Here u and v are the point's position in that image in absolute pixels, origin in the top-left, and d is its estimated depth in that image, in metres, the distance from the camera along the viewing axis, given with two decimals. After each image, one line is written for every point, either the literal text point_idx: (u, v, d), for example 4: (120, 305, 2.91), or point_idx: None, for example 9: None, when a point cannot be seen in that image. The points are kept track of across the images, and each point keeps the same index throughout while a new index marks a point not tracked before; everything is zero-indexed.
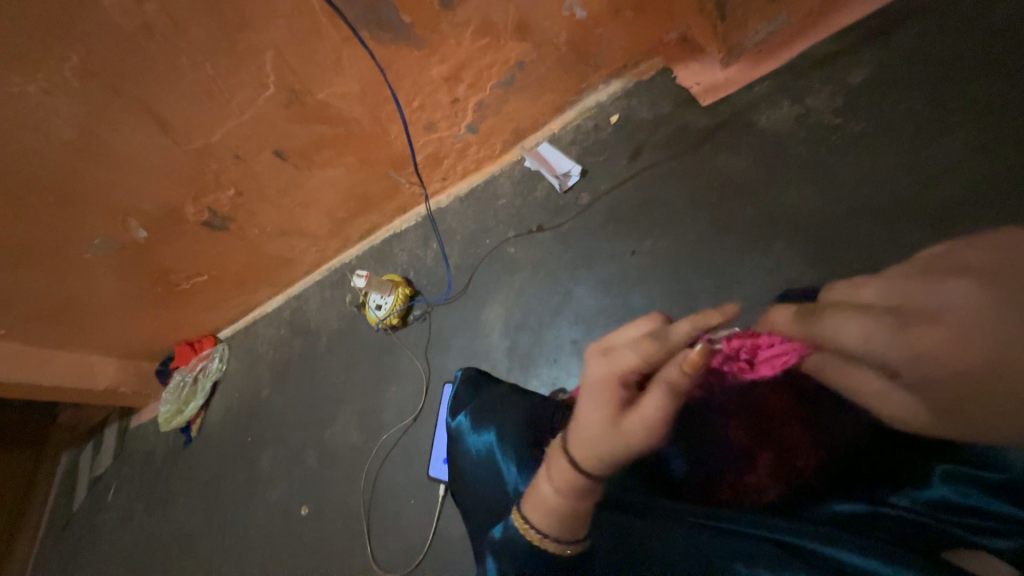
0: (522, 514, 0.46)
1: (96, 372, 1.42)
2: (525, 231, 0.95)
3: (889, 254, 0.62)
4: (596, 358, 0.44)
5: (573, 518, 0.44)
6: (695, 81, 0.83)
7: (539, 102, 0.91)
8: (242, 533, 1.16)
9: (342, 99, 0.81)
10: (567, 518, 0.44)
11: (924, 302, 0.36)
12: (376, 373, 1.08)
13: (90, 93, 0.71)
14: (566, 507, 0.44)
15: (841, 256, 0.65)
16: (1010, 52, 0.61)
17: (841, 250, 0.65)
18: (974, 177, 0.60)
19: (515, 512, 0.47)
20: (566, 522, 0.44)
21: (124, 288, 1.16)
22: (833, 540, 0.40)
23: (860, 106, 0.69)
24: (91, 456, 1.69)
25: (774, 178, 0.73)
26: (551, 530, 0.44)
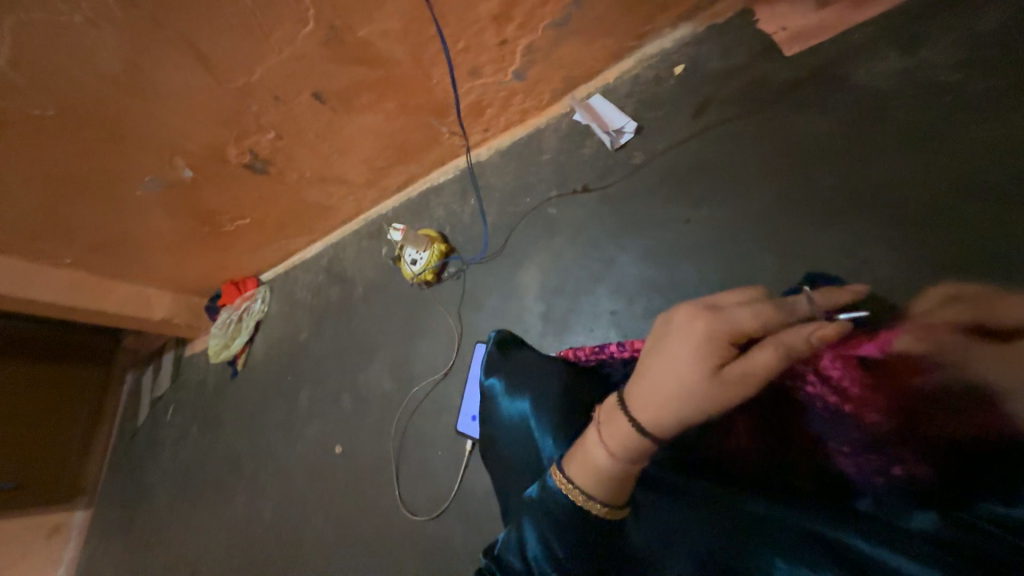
0: (566, 474, 0.48)
1: (152, 303, 1.52)
2: (569, 191, 0.90)
3: (994, 240, 0.54)
4: (698, 313, 0.45)
5: (618, 480, 0.46)
6: (780, 26, 0.72)
7: (594, 47, 0.83)
8: (283, 462, 1.26)
9: (383, 38, 0.76)
10: (615, 479, 0.45)
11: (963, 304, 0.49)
12: (409, 327, 1.09)
13: (133, 26, 0.69)
14: (611, 471, 0.45)
15: (931, 241, 0.57)
16: None
17: (931, 234, 0.57)
18: None
19: (556, 472, 0.49)
20: (611, 481, 0.46)
21: (174, 226, 1.20)
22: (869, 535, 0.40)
23: (986, 60, 0.57)
24: (152, 378, 1.86)
25: (861, 143, 0.64)
26: (591, 489, 0.46)
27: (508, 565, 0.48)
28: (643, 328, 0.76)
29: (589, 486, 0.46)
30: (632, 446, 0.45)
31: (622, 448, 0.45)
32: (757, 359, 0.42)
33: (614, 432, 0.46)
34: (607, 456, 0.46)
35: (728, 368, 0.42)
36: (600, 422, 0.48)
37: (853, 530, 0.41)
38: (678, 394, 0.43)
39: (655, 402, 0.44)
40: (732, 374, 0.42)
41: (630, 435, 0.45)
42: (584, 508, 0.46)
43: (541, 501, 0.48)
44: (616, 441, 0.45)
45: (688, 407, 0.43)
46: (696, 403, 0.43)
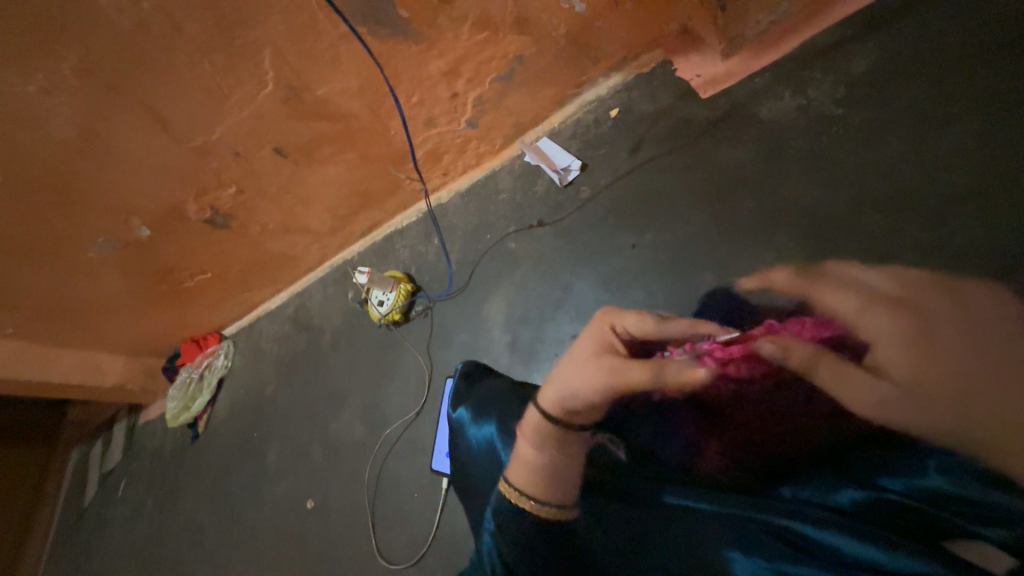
0: (508, 479, 0.53)
1: (103, 369, 1.44)
2: (526, 226, 0.95)
3: (888, 245, 0.62)
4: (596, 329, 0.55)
5: (549, 476, 0.51)
6: (696, 73, 0.82)
7: (538, 96, 0.91)
8: (250, 527, 1.18)
9: (341, 95, 0.81)
10: (541, 471, 0.52)
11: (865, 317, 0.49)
12: (379, 368, 1.09)
13: (89, 92, 0.71)
14: (536, 463, 0.52)
15: (841, 249, 0.64)
16: (1017, 38, 0.60)
17: (841, 243, 0.65)
18: (977, 166, 0.59)
19: (499, 479, 0.55)
20: (539, 474, 0.52)
21: (128, 285, 1.17)
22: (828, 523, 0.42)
23: (861, 96, 0.68)
24: (102, 452, 1.72)
25: (775, 169, 0.72)
26: (525, 486, 0.52)
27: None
28: None
29: (524, 484, 0.52)
30: (545, 432, 0.52)
31: (546, 440, 0.52)
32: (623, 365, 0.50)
33: (529, 427, 0.54)
34: (532, 450, 0.53)
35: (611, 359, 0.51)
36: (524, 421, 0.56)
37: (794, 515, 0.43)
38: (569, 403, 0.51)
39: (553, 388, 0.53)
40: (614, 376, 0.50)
41: (544, 424, 0.53)
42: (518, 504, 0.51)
43: (499, 523, 0.53)
44: (536, 433, 0.53)
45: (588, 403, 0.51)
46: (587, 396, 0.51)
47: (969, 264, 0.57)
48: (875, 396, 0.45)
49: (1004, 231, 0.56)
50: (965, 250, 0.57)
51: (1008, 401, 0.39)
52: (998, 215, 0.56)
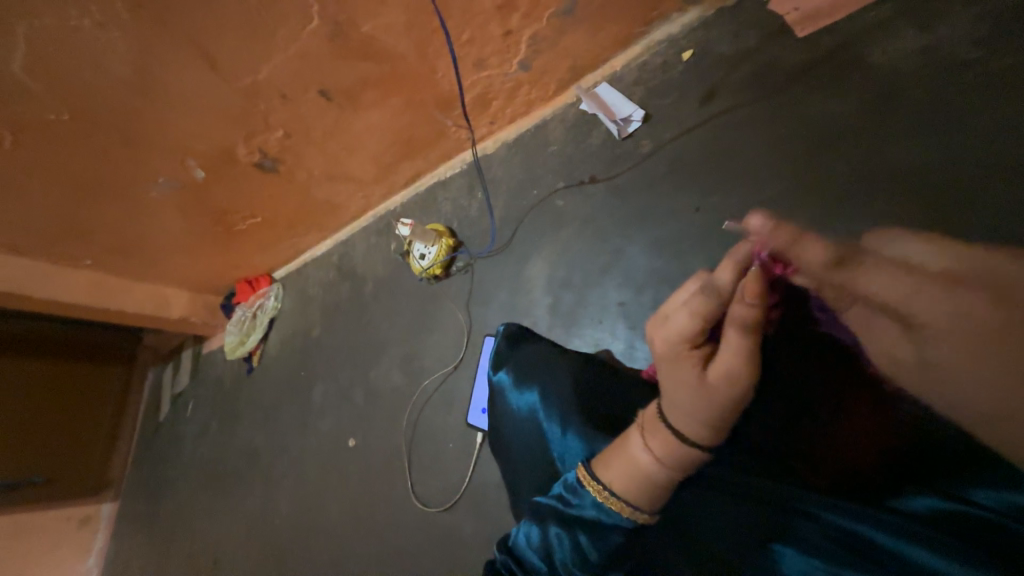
0: (619, 494, 0.46)
1: (171, 303, 1.56)
2: (576, 182, 0.89)
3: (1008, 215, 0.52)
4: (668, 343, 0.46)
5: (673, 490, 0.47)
6: (794, 6, 0.70)
7: (601, 34, 0.81)
8: (299, 454, 1.29)
9: (387, 32, 0.76)
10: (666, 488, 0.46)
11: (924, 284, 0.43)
12: (419, 321, 1.10)
13: (142, 29, 0.70)
14: (662, 480, 0.46)
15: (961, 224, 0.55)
16: None
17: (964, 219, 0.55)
18: None
19: (593, 484, 0.48)
20: (654, 492, 0.46)
21: (188, 226, 1.23)
22: (902, 533, 0.40)
23: (1014, 33, 0.55)
24: (172, 375, 1.91)
25: (878, 125, 0.62)
26: (646, 505, 0.46)
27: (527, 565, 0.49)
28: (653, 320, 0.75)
29: (637, 500, 0.46)
30: (682, 456, 0.45)
31: (677, 461, 0.45)
32: (728, 344, 0.43)
33: (666, 452, 0.45)
34: (659, 468, 0.46)
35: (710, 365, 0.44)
36: (641, 426, 0.48)
37: (872, 522, 0.41)
38: (704, 386, 0.44)
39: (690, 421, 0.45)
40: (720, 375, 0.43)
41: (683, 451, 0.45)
42: (628, 519, 0.46)
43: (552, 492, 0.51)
44: (670, 459, 0.46)
45: (720, 415, 0.44)
46: (727, 403, 0.43)
47: None
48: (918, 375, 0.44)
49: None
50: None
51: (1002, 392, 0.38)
52: None
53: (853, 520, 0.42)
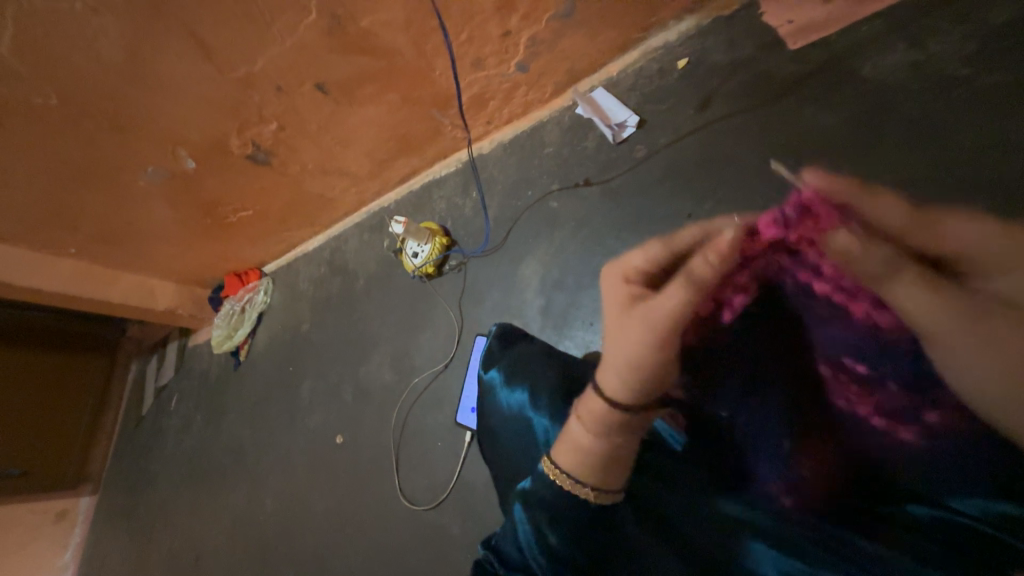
0: (559, 464, 0.50)
1: (157, 294, 1.54)
2: (570, 185, 0.89)
3: None
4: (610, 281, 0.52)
5: (606, 459, 0.48)
6: (787, 19, 0.71)
7: (599, 38, 0.82)
8: (285, 450, 1.28)
9: (385, 28, 0.76)
10: (595, 455, 0.48)
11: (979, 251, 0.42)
12: (411, 318, 1.09)
13: (136, 14, 0.69)
14: (593, 447, 0.48)
15: None
16: None
17: None
18: None
19: (544, 458, 0.51)
20: (592, 464, 0.48)
21: (176, 217, 1.21)
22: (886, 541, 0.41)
23: (996, 54, 0.57)
24: (157, 368, 1.87)
25: (866, 139, 0.63)
26: (580, 472, 0.48)
27: (506, 555, 0.50)
28: None
29: (574, 468, 0.49)
30: (607, 420, 0.48)
31: (602, 425, 0.48)
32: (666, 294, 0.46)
33: (590, 417, 0.49)
34: (591, 436, 0.48)
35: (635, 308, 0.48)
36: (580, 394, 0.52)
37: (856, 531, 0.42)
38: (624, 327, 0.48)
39: (610, 366, 0.49)
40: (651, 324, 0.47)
41: (603, 409, 0.48)
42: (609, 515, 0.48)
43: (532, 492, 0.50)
44: (596, 423, 0.48)
45: (640, 372, 0.47)
46: (643, 351, 0.47)
47: None
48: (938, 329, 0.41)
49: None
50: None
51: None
52: None
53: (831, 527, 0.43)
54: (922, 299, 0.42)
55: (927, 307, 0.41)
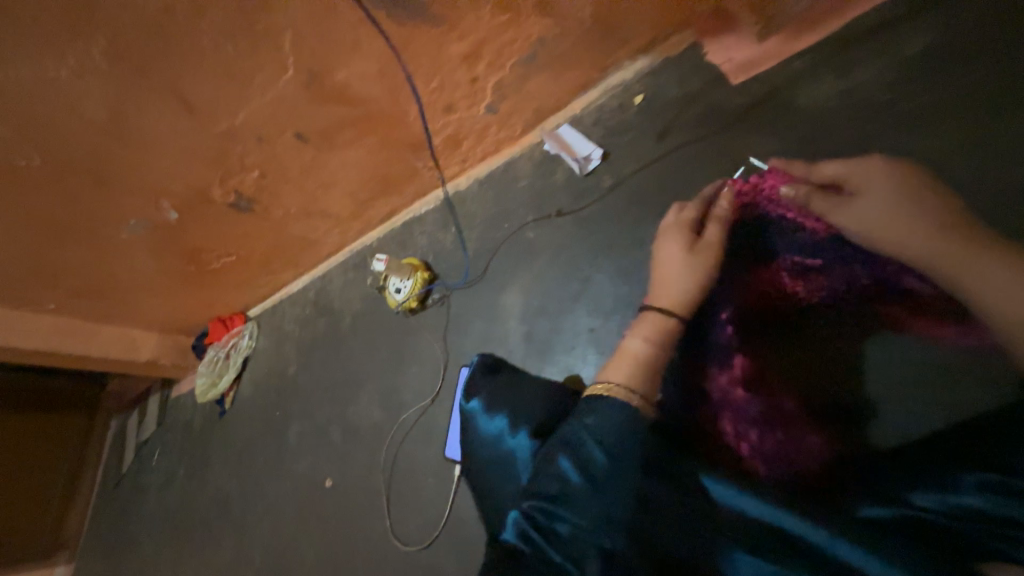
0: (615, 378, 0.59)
1: (138, 345, 1.51)
2: (544, 216, 0.93)
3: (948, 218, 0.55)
4: (679, 222, 0.71)
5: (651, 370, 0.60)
6: (728, 57, 0.78)
7: (561, 80, 0.88)
8: (273, 499, 1.24)
9: (360, 80, 0.81)
10: (648, 363, 0.61)
11: (870, 176, 0.62)
12: (397, 354, 1.10)
13: (121, 77, 0.73)
14: (650, 355, 0.62)
15: None
16: None
17: None
18: None
19: (600, 382, 0.59)
20: (639, 369, 0.60)
21: (159, 266, 1.22)
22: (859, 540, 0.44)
23: (912, 81, 0.64)
24: (137, 423, 1.82)
25: (811, 159, 0.69)
26: (634, 383, 0.58)
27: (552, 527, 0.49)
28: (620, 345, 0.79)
29: (628, 383, 0.58)
30: (664, 335, 0.64)
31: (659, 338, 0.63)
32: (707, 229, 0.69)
33: (648, 332, 0.64)
34: (649, 346, 0.63)
35: (698, 247, 0.68)
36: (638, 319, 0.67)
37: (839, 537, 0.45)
38: (687, 258, 0.68)
39: (671, 284, 0.67)
40: (702, 244, 0.68)
41: (661, 321, 0.65)
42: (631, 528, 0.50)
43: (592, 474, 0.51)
44: (650, 332, 0.64)
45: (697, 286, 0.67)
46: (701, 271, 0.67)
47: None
48: (875, 228, 0.59)
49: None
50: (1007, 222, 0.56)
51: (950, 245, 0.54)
52: None
53: (834, 541, 0.45)
54: (850, 208, 0.61)
55: (864, 216, 0.60)
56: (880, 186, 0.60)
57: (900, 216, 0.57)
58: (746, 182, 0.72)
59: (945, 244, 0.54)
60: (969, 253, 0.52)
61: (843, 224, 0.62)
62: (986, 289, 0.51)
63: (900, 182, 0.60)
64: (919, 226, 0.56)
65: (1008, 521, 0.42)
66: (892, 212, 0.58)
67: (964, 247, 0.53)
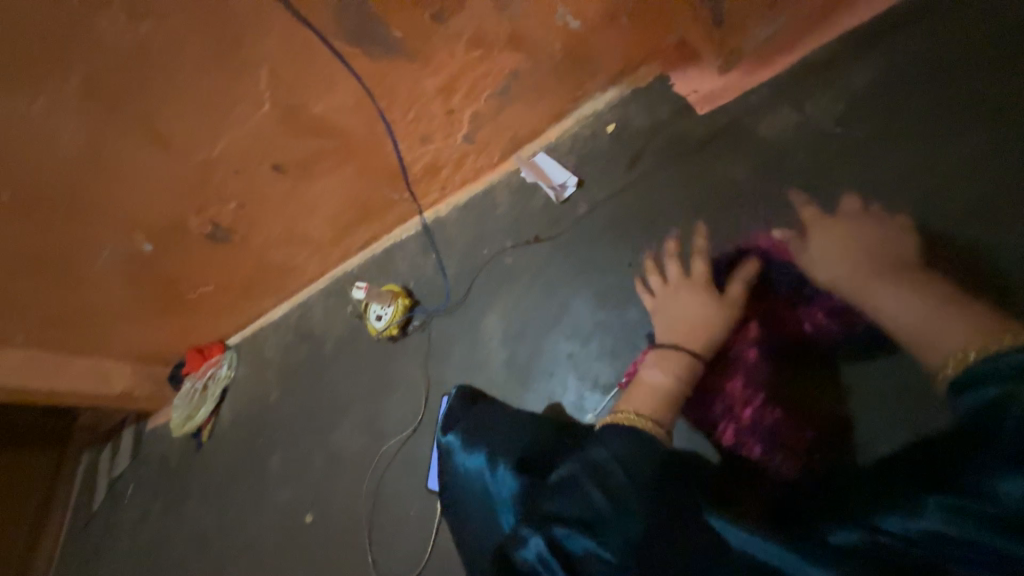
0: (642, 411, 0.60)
1: (112, 376, 1.46)
2: (523, 242, 0.94)
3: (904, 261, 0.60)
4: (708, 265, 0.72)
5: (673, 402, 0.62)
6: (693, 89, 0.82)
7: (536, 110, 0.91)
8: (252, 537, 1.20)
9: (338, 112, 0.83)
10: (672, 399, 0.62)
11: (831, 219, 0.66)
12: (379, 383, 1.09)
13: (92, 112, 0.73)
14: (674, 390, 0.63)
15: None
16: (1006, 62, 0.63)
17: None
18: (972, 185, 0.62)
19: (626, 411, 0.60)
20: (663, 402, 0.61)
21: (133, 297, 1.19)
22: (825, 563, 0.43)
23: (859, 114, 0.70)
24: (109, 459, 1.74)
25: (774, 186, 0.73)
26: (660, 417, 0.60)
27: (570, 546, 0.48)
28: (599, 371, 0.80)
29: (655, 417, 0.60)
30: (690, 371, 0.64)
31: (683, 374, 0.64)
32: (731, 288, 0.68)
33: (673, 367, 0.64)
34: (674, 381, 0.63)
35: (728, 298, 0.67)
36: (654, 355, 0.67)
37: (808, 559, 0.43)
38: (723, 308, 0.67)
39: (706, 333, 0.66)
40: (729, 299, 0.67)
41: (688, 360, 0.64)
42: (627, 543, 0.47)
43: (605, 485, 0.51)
44: (678, 369, 0.64)
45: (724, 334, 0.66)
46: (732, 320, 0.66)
47: (971, 273, 0.60)
48: (828, 271, 0.63)
49: (973, 232, 0.61)
50: (935, 244, 0.62)
51: (887, 288, 0.58)
52: (994, 227, 0.60)
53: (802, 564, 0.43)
54: (809, 251, 0.66)
55: (820, 260, 0.64)
56: (825, 233, 0.66)
57: (840, 244, 0.63)
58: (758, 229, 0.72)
59: (863, 266, 0.61)
60: (877, 275, 0.59)
61: (806, 266, 0.65)
62: (874, 303, 0.59)
63: (852, 210, 0.66)
64: (861, 268, 0.60)
65: (968, 544, 0.39)
66: (838, 256, 0.63)
67: (876, 271, 0.60)
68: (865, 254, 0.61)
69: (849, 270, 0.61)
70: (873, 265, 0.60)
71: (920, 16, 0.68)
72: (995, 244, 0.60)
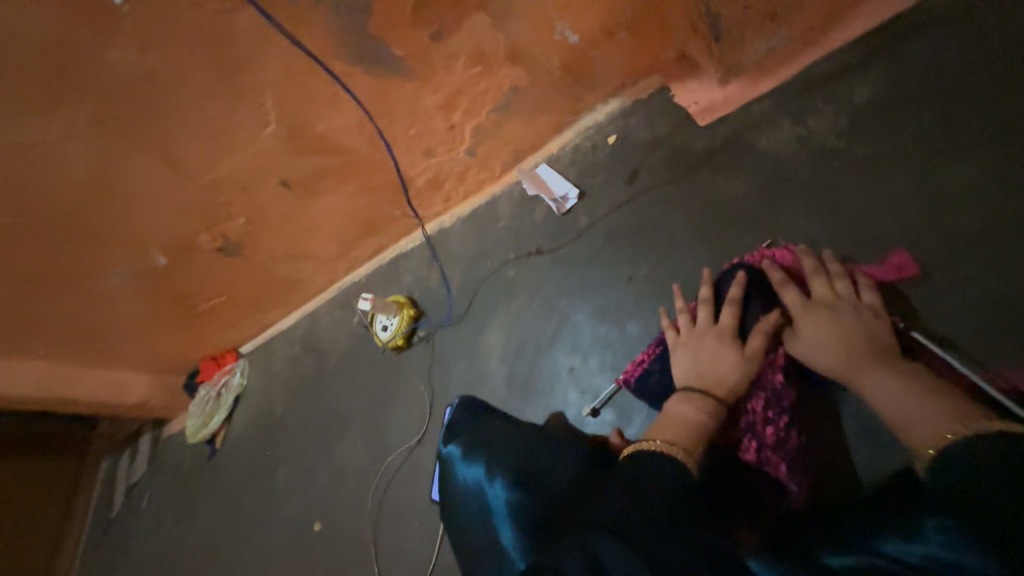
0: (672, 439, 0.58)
1: (129, 386, 1.48)
2: (524, 254, 0.95)
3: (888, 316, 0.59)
4: (736, 291, 0.67)
5: (701, 432, 0.59)
6: (694, 100, 0.82)
7: (536, 123, 0.91)
8: (261, 547, 1.21)
9: (341, 131, 0.85)
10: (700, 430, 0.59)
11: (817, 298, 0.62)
12: (384, 395, 1.10)
13: (106, 134, 0.76)
14: (700, 422, 0.60)
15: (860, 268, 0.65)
16: (1012, 71, 0.62)
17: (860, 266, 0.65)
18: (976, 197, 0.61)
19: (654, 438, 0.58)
20: (695, 433, 0.58)
21: (148, 310, 1.22)
22: None
23: (862, 126, 0.69)
24: (127, 466, 1.78)
25: (775, 199, 0.72)
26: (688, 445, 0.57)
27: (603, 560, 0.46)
28: (600, 385, 0.80)
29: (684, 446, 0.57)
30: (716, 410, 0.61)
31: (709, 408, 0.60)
32: (750, 341, 0.63)
33: (699, 400, 0.61)
34: (703, 415, 0.60)
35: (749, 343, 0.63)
36: (682, 391, 0.63)
37: None
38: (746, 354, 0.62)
39: (725, 379, 0.62)
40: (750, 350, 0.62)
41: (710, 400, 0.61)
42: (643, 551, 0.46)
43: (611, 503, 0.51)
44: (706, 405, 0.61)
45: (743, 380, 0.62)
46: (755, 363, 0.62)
47: (976, 282, 0.59)
48: (819, 360, 0.59)
49: (970, 252, 0.60)
50: (931, 256, 0.62)
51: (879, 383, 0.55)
52: (1000, 239, 0.59)
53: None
54: (795, 340, 0.62)
55: (813, 349, 0.60)
56: (807, 321, 0.61)
57: (835, 330, 0.59)
58: (769, 251, 0.69)
59: (854, 356, 0.57)
60: (868, 366, 0.56)
61: (804, 357, 0.61)
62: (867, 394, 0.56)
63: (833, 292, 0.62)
64: (856, 361, 0.57)
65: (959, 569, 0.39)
66: (828, 346, 0.59)
67: (866, 363, 0.57)
68: (858, 342, 0.57)
69: (839, 361, 0.58)
70: (862, 357, 0.57)
71: (921, 28, 0.68)
72: (991, 282, 0.59)
